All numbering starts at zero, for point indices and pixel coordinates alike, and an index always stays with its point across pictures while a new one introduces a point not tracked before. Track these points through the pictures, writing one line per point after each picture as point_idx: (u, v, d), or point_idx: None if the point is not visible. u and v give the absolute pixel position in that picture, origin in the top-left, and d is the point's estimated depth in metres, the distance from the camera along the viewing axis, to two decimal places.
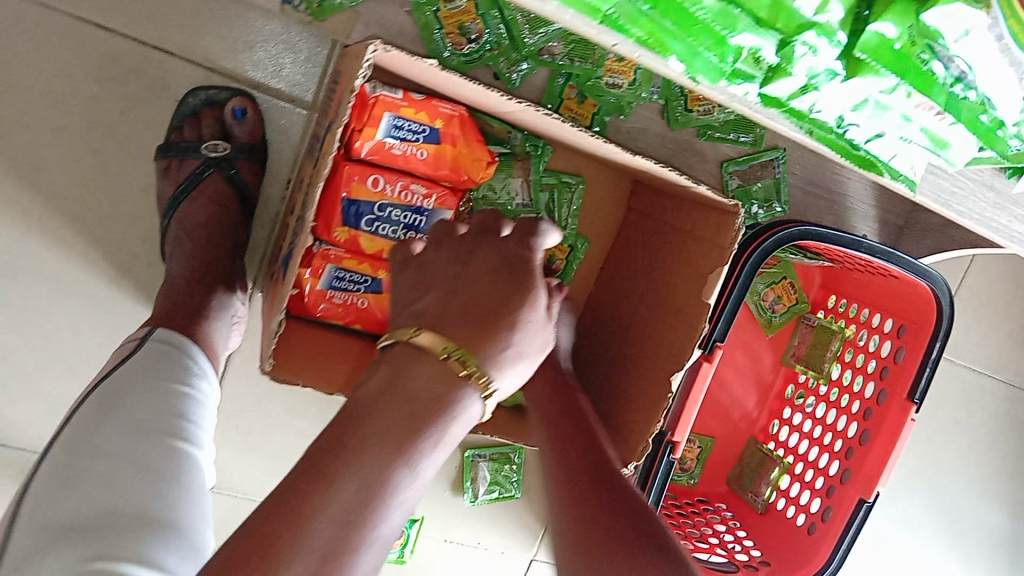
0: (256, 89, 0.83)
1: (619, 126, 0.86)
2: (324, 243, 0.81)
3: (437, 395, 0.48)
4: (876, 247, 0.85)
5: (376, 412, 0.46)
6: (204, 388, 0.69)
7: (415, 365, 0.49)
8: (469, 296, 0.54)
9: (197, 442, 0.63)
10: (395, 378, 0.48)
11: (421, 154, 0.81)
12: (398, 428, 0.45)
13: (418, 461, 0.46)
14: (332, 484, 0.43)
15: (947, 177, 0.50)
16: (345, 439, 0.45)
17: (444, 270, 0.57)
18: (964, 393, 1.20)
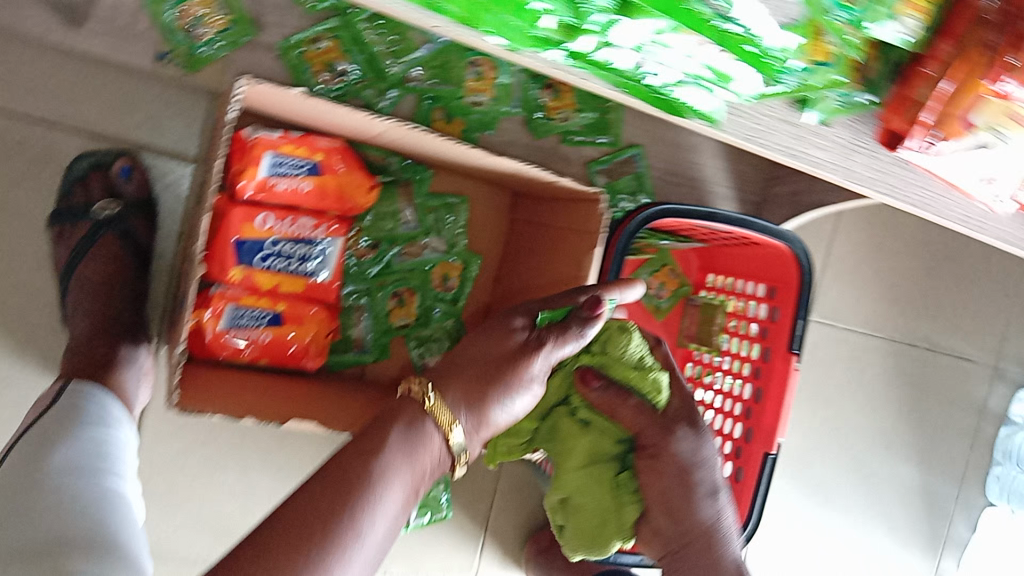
0: (141, 150, 0.87)
1: (490, 141, 0.92)
2: (220, 284, 0.86)
3: (403, 442, 0.57)
4: (731, 216, 0.95)
5: (340, 471, 0.54)
6: (124, 434, 0.74)
7: (395, 417, 0.59)
8: (474, 371, 0.62)
9: (121, 476, 0.69)
10: (374, 432, 0.58)
11: (305, 188, 0.87)
12: (334, 508, 0.52)
13: (374, 505, 0.54)
14: (314, 525, 0.51)
15: (747, 117, 0.59)
16: (321, 486, 0.53)
17: (477, 345, 0.64)
18: (852, 354, 1.29)
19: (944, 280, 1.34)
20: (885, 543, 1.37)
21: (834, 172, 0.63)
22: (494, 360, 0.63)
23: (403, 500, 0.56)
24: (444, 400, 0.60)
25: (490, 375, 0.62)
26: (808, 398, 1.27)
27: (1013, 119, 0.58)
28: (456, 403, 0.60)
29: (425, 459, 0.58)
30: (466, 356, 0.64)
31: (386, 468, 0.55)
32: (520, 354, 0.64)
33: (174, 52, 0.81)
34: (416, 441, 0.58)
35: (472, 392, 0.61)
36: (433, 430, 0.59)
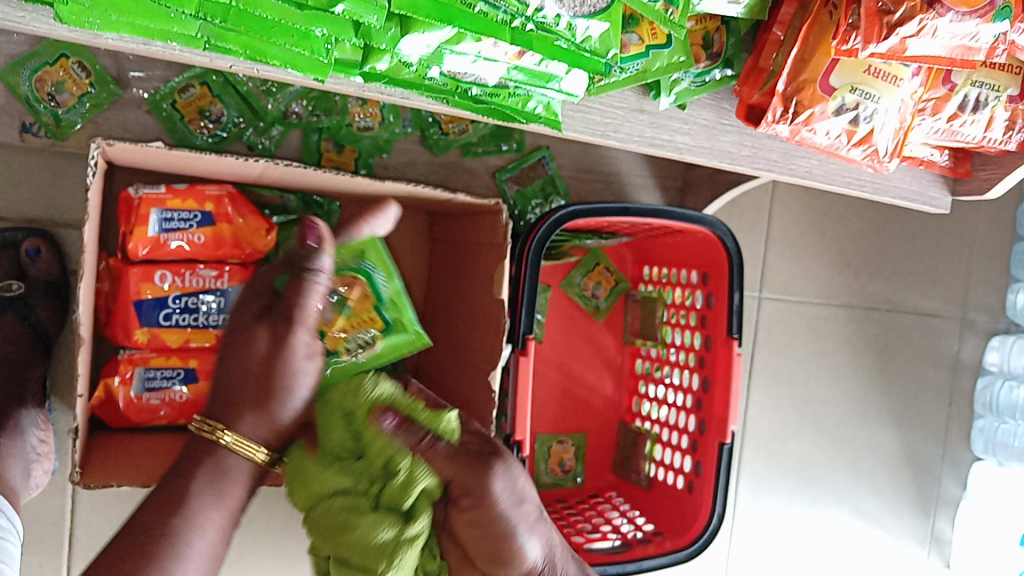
0: (51, 227, 0.83)
1: (386, 165, 0.90)
2: (127, 349, 0.84)
3: (208, 485, 0.60)
4: (644, 207, 0.91)
5: (159, 512, 0.58)
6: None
7: (194, 472, 0.60)
8: (247, 374, 0.60)
9: None
10: (176, 485, 0.59)
11: (199, 239, 0.84)
12: (135, 553, 0.56)
13: (184, 553, 0.57)
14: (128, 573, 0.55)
15: (596, 111, 0.55)
16: (136, 540, 0.57)
17: (253, 346, 0.60)
18: (811, 326, 1.26)
19: (894, 239, 1.31)
20: (875, 513, 1.34)
21: (703, 155, 0.59)
22: (259, 371, 0.59)
23: (220, 534, 0.60)
24: (242, 432, 0.60)
25: (266, 389, 0.59)
26: (773, 378, 1.24)
27: (870, 74, 0.56)
28: (256, 429, 0.60)
29: (238, 492, 0.61)
30: (237, 365, 0.60)
31: (194, 515, 0.59)
32: (284, 340, 0.59)
33: (40, 122, 0.79)
34: (219, 479, 0.60)
35: (262, 403, 0.59)
36: (242, 463, 0.60)
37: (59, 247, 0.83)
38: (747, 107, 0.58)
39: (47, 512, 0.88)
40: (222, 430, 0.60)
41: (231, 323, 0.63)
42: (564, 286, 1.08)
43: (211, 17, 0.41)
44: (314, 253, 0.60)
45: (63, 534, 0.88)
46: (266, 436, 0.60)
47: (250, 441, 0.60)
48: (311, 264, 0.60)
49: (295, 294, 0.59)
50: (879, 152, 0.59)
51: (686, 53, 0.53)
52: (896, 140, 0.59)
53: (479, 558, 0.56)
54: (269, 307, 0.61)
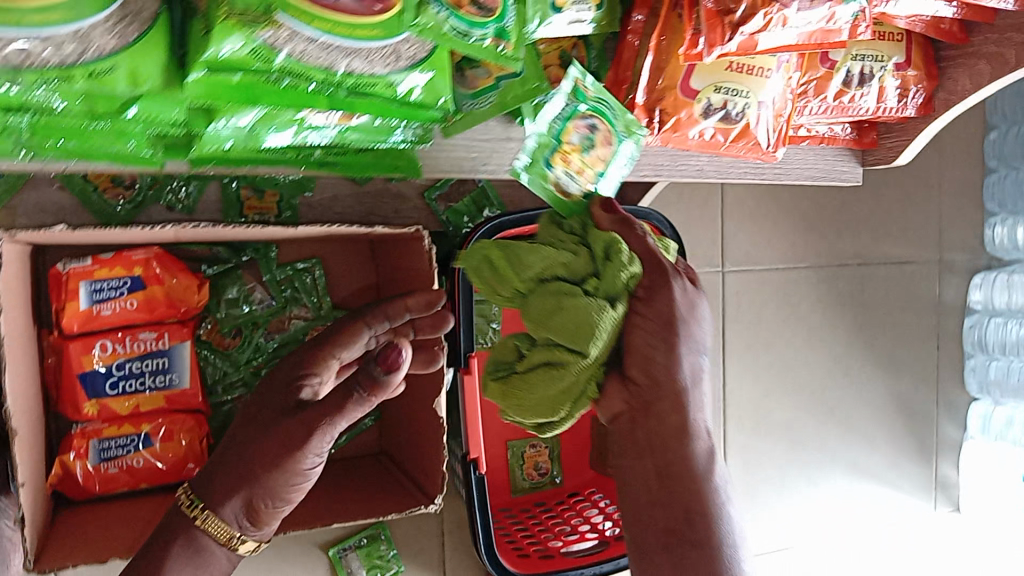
0: None
1: (311, 202, 0.89)
2: (79, 422, 0.84)
3: (185, 561, 0.66)
4: None
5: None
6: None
7: (171, 546, 0.66)
8: (255, 459, 0.67)
9: None
10: (153, 558, 0.66)
11: (132, 305, 0.84)
12: None
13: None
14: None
15: (459, 148, 0.56)
16: None
17: (274, 442, 0.67)
18: (782, 292, 1.24)
19: (858, 191, 1.29)
20: (876, 467, 1.33)
21: None
22: (259, 467, 0.67)
23: None
24: (221, 517, 0.67)
25: (257, 481, 0.67)
26: (752, 350, 1.22)
27: (734, 70, 0.56)
28: (232, 517, 0.67)
29: (215, 558, 0.68)
30: (242, 452, 0.68)
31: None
32: (295, 446, 0.67)
33: None
34: (197, 553, 0.67)
35: (251, 495, 0.67)
36: (211, 543, 0.67)
37: None
38: (616, 119, 0.58)
39: None
40: (204, 511, 0.67)
41: (258, 410, 0.73)
42: None
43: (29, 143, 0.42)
44: (386, 378, 0.66)
45: None
46: (241, 520, 0.68)
47: (224, 526, 0.67)
48: (356, 392, 0.66)
49: (330, 411, 0.67)
50: (762, 145, 0.59)
51: (541, 76, 0.51)
52: (776, 133, 0.59)
53: (654, 354, 0.53)
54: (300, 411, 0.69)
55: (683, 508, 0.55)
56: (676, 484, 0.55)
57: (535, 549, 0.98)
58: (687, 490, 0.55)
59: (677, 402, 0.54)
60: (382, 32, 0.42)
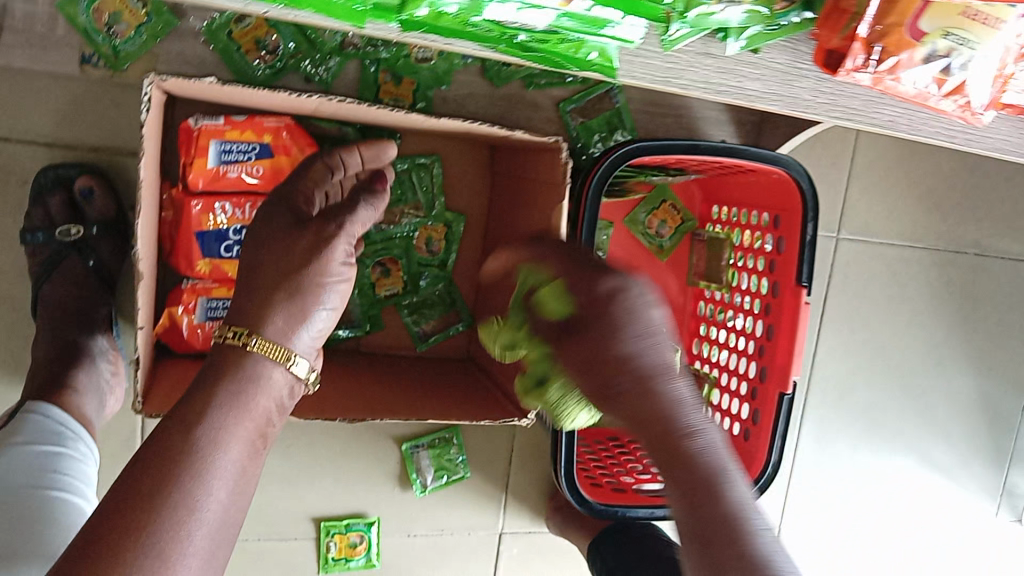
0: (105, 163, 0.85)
1: (445, 97, 0.87)
2: (190, 278, 0.85)
3: (231, 401, 0.51)
4: (715, 146, 0.88)
5: (164, 445, 0.48)
6: (82, 447, 0.76)
7: (215, 379, 0.52)
8: (274, 260, 0.56)
9: (77, 493, 0.70)
10: (197, 398, 0.51)
11: (258, 172, 0.84)
12: (161, 467, 0.47)
13: (205, 469, 0.48)
14: (139, 496, 0.46)
15: (657, 57, 0.51)
16: (154, 457, 0.48)
17: (285, 250, 0.56)
18: (891, 269, 1.19)
19: (988, 179, 1.22)
20: (949, 464, 1.28)
21: (776, 103, 0.55)
22: (294, 268, 0.55)
23: (246, 453, 0.51)
24: (269, 334, 0.53)
25: (294, 280, 0.55)
26: (848, 322, 1.19)
27: (968, 18, 0.49)
28: (285, 328, 0.54)
29: (263, 405, 0.53)
30: (258, 260, 0.56)
31: (219, 429, 0.50)
32: (322, 241, 0.57)
33: (98, 53, 0.79)
34: (247, 385, 0.52)
35: (293, 293, 0.55)
36: (271, 368, 0.53)
37: (111, 185, 0.85)
38: (825, 51, 0.52)
39: (117, 433, 0.92)
40: (250, 336, 0.53)
41: (256, 221, 0.60)
42: (628, 223, 1.03)
43: None
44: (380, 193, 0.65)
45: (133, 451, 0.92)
46: (289, 334, 0.54)
47: (280, 344, 0.54)
48: (364, 202, 0.61)
49: (344, 211, 0.59)
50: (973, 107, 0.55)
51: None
52: (995, 92, 0.54)
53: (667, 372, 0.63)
54: (307, 223, 0.58)
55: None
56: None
57: (607, 480, 0.99)
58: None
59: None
60: None
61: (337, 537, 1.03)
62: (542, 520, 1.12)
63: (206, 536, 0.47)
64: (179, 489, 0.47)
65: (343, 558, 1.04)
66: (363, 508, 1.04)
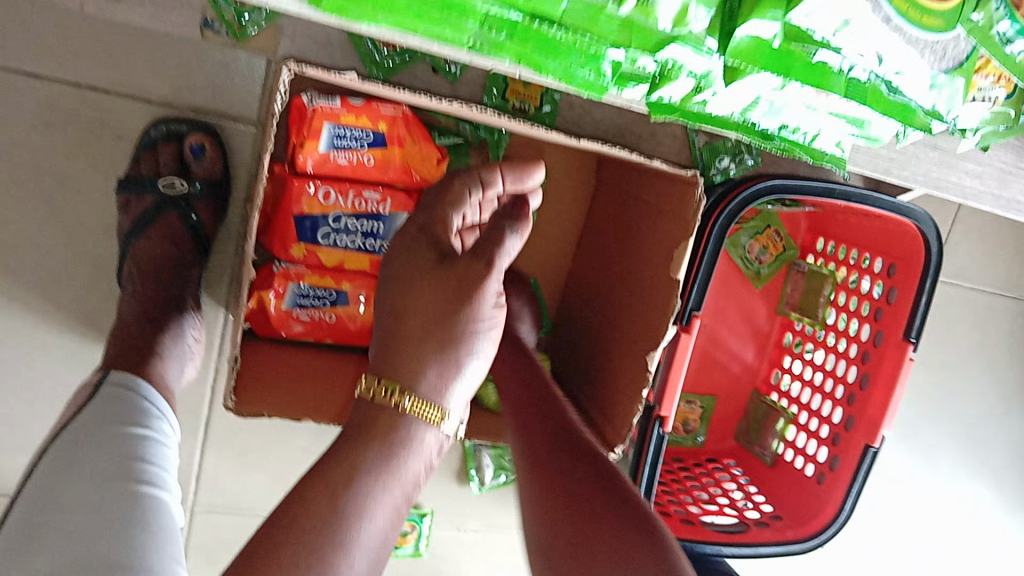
0: (216, 122, 0.82)
1: (572, 101, 0.81)
2: (283, 261, 0.81)
3: (382, 464, 0.51)
4: (849, 191, 0.82)
5: (312, 508, 0.48)
6: (162, 429, 0.68)
7: (363, 435, 0.52)
8: (419, 311, 0.53)
9: (161, 485, 0.61)
10: (344, 457, 0.51)
11: (369, 160, 0.79)
12: (305, 528, 0.47)
13: (351, 539, 0.48)
14: (286, 564, 0.46)
15: (886, 147, 0.47)
16: (303, 516, 0.48)
17: (427, 298, 0.53)
18: (976, 315, 1.16)
19: None
20: (995, 509, 1.26)
21: (990, 205, 0.51)
22: (441, 317, 0.53)
23: (391, 516, 0.52)
24: (423, 392, 0.52)
25: (442, 334, 0.53)
26: (924, 363, 1.16)
27: None
28: (438, 384, 0.53)
29: (412, 468, 0.53)
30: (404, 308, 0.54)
31: (364, 494, 0.50)
32: (471, 287, 0.53)
33: (222, 19, 0.70)
34: (400, 449, 0.52)
35: (444, 343, 0.53)
36: (423, 429, 0.52)
37: (220, 143, 0.83)
38: None
39: (188, 400, 0.91)
40: (404, 396, 0.52)
41: (399, 258, 0.57)
42: (728, 246, 1.00)
43: (495, 30, 0.36)
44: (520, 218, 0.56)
45: (200, 421, 0.92)
46: (441, 389, 0.53)
47: (434, 402, 0.53)
48: (509, 226, 0.55)
49: (490, 243, 0.54)
50: None
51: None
52: None
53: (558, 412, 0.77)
54: (454, 260, 0.55)
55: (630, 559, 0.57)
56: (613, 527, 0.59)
57: (675, 508, 0.93)
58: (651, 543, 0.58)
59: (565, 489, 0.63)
60: (941, 23, 0.37)
61: None
62: None
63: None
64: (326, 562, 0.47)
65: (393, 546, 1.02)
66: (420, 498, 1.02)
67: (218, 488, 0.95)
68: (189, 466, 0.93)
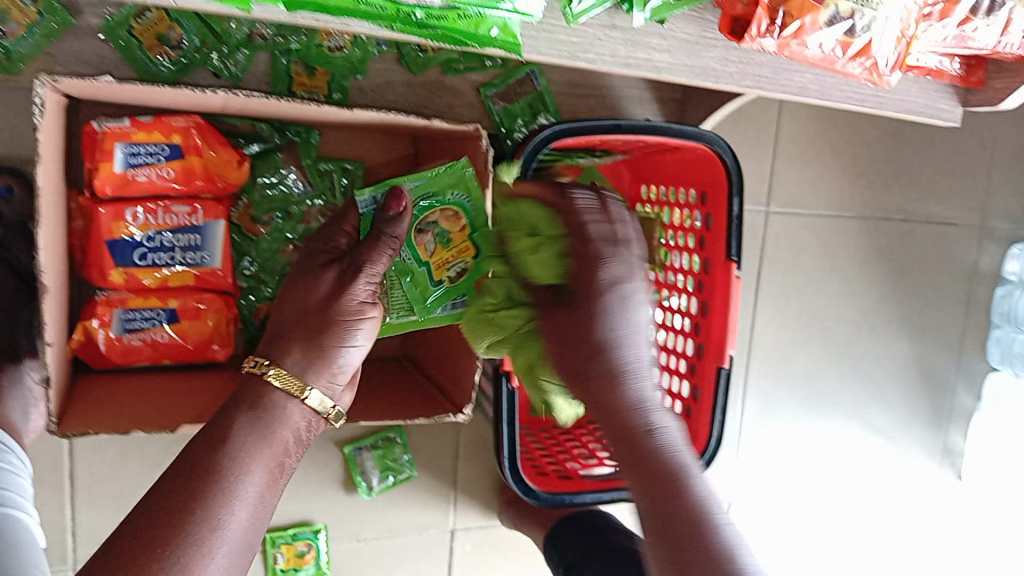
0: (24, 166, 0.83)
1: (362, 87, 0.85)
2: (104, 290, 0.82)
3: (256, 427, 0.62)
4: (636, 123, 0.87)
5: (197, 467, 0.58)
6: (14, 460, 0.76)
7: (238, 408, 0.62)
8: (299, 300, 0.67)
9: (10, 505, 0.70)
10: (222, 423, 0.62)
11: (168, 174, 0.81)
12: (185, 488, 0.57)
13: (231, 491, 0.58)
14: (172, 520, 0.55)
15: (562, 30, 0.50)
16: (187, 472, 0.58)
17: (308, 295, 0.67)
18: (821, 239, 1.21)
19: (911, 142, 1.23)
20: (886, 426, 1.29)
21: (684, 74, 0.54)
22: (315, 309, 0.67)
23: (264, 479, 0.61)
24: (290, 367, 0.65)
25: (316, 322, 0.66)
26: (783, 295, 1.20)
27: None
28: (304, 364, 0.65)
29: (283, 435, 0.63)
30: (293, 302, 0.67)
31: (240, 455, 0.60)
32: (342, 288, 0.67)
33: None
34: (273, 418, 0.63)
35: (311, 334, 0.66)
36: (287, 401, 0.64)
37: (30, 186, 0.83)
38: (732, 20, 0.52)
39: (45, 450, 0.90)
40: (268, 367, 0.65)
41: (302, 264, 0.69)
42: None
43: None
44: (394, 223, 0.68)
45: (63, 471, 0.91)
46: (308, 370, 0.65)
47: (296, 377, 0.65)
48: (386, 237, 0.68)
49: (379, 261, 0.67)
50: (880, 66, 0.54)
51: None
52: (899, 52, 0.54)
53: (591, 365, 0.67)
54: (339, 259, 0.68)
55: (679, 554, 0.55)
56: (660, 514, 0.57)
57: (554, 468, 0.96)
58: (686, 543, 0.56)
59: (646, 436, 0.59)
60: None
61: (284, 548, 1.01)
62: (494, 514, 1.11)
63: (229, 550, 0.56)
64: (204, 514, 0.56)
65: (292, 568, 1.02)
66: (309, 515, 1.02)
67: (97, 540, 0.93)
68: (61, 521, 0.92)
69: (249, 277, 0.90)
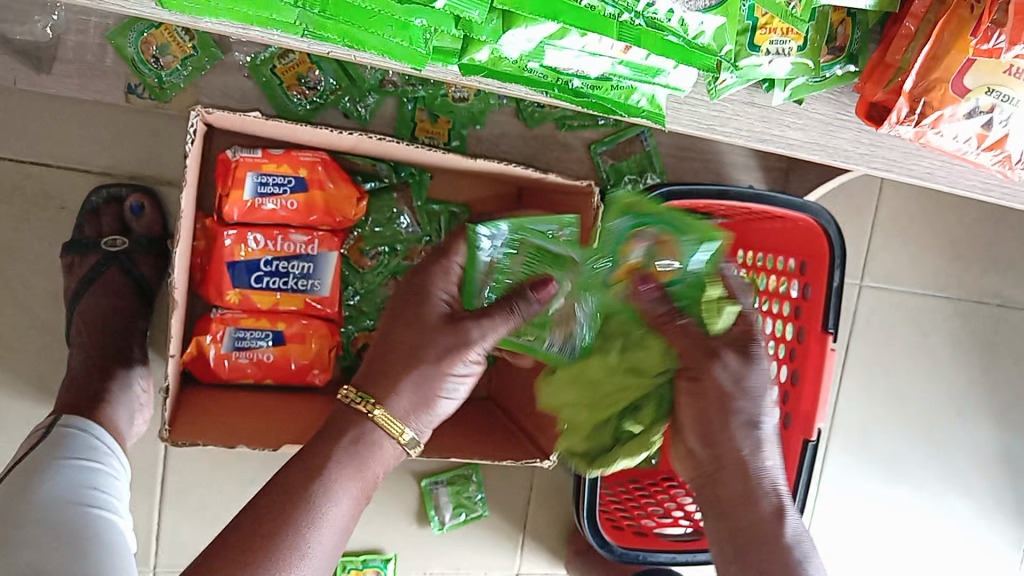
0: (157, 185, 0.88)
1: (479, 136, 0.88)
2: (219, 308, 0.85)
3: (353, 458, 0.60)
4: (744, 191, 0.88)
5: (292, 491, 0.58)
6: (112, 463, 0.78)
7: (337, 439, 0.61)
8: (401, 338, 0.62)
9: (111, 508, 0.71)
10: (320, 451, 0.60)
11: (291, 205, 0.85)
12: (278, 509, 0.57)
13: (321, 518, 0.58)
14: (259, 543, 0.56)
15: (704, 105, 0.55)
16: (284, 493, 0.58)
17: (414, 336, 0.61)
18: (912, 318, 1.19)
19: (1013, 228, 1.21)
20: (967, 517, 1.25)
21: (815, 152, 0.59)
22: (427, 355, 0.61)
23: (352, 509, 0.60)
24: (393, 410, 0.61)
25: (421, 365, 0.61)
26: (869, 370, 1.19)
27: (1011, 75, 0.52)
28: (408, 410, 0.61)
29: (375, 470, 0.61)
30: (396, 339, 0.62)
31: (335, 484, 0.59)
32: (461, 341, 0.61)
33: (144, 83, 0.82)
34: (366, 451, 0.61)
35: (422, 378, 0.61)
36: (385, 440, 0.61)
37: (160, 204, 0.88)
38: (869, 104, 0.55)
39: (142, 453, 0.93)
40: (375, 406, 0.61)
41: (402, 298, 0.63)
42: None
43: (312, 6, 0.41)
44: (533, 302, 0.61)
45: (156, 477, 0.94)
46: (411, 415, 0.62)
47: (397, 420, 0.61)
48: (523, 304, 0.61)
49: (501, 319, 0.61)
50: (1012, 158, 0.56)
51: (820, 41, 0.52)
52: None
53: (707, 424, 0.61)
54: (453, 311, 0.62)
55: (759, 563, 0.60)
56: (734, 525, 0.62)
57: (628, 523, 0.97)
58: (761, 552, 0.60)
59: (741, 470, 0.61)
60: None
61: (352, 573, 1.02)
62: (559, 563, 1.11)
63: (311, 571, 0.57)
64: (293, 539, 0.56)
65: None
66: (380, 544, 1.03)
67: (178, 547, 0.96)
68: (148, 525, 0.95)
69: (351, 307, 0.94)
